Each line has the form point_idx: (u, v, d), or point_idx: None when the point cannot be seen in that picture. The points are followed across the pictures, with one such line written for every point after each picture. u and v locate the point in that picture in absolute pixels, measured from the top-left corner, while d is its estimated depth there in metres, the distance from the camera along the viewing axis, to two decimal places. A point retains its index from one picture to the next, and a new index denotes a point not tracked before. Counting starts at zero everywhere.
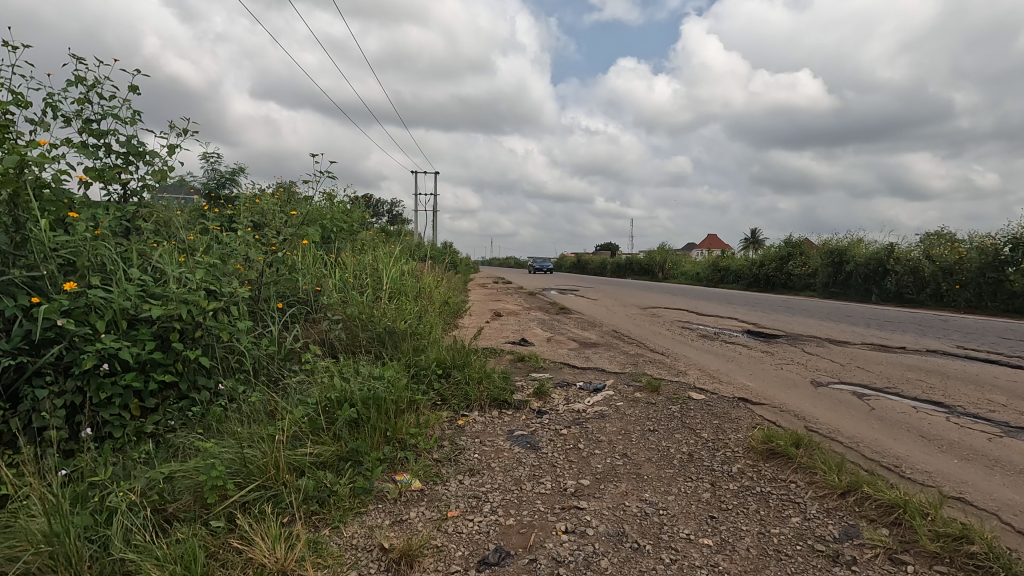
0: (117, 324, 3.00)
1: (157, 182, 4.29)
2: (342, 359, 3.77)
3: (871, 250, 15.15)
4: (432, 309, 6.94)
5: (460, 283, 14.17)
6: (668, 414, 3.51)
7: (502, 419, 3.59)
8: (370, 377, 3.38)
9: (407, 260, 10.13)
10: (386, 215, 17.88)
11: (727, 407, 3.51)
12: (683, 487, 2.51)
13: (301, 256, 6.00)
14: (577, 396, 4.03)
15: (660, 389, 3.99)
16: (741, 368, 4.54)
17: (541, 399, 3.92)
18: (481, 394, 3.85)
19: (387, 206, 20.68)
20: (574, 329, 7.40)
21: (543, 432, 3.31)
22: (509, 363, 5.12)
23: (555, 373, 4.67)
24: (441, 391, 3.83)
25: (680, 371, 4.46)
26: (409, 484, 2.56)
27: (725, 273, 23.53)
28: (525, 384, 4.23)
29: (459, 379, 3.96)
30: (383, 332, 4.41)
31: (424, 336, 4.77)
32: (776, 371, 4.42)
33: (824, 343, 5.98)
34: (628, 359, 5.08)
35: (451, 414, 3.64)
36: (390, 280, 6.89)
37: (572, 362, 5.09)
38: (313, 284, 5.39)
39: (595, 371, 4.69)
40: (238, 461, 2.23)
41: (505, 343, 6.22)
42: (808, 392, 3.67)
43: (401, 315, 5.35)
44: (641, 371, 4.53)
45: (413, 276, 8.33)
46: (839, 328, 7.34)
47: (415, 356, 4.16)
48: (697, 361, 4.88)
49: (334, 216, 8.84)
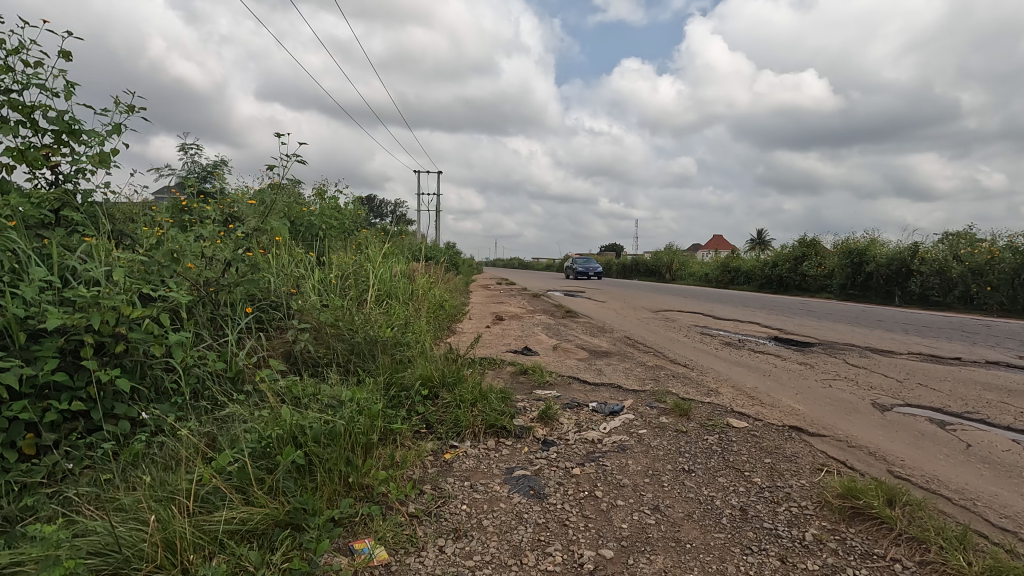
0: (10, 338, 2.37)
1: (98, 167, 3.63)
2: (304, 377, 3.11)
3: (893, 249, 14.40)
4: (426, 314, 6.28)
5: (461, 285, 13.52)
6: (704, 447, 2.83)
7: (500, 453, 2.92)
8: (333, 403, 2.71)
9: (404, 260, 9.48)
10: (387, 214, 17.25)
11: (778, 439, 2.83)
12: (741, 565, 1.84)
13: (278, 255, 5.34)
14: (590, 420, 3.36)
15: (690, 414, 3.32)
16: (782, 385, 3.86)
17: (547, 425, 3.25)
18: (475, 420, 3.18)
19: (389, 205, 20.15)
20: (582, 335, 6.72)
21: (550, 473, 2.64)
22: (510, 377, 4.45)
23: (563, 390, 4.00)
24: (426, 416, 3.16)
25: (711, 389, 3.77)
26: (371, 557, 1.90)
27: (735, 274, 22.81)
28: (529, 405, 3.56)
29: (449, 400, 3.29)
30: (359, 343, 3.74)
31: (411, 348, 4.10)
32: (825, 390, 3.72)
33: (866, 352, 5.29)
34: (647, 373, 4.40)
35: (437, 445, 2.98)
36: (379, 282, 6.22)
37: (582, 376, 4.42)
38: (287, 286, 4.73)
39: (610, 387, 4.02)
40: (120, 540, 1.60)
41: (506, 352, 5.55)
42: (874, 420, 2.99)
43: (386, 322, 4.67)
44: (665, 389, 3.86)
45: (409, 277, 7.67)
46: (875, 335, 6.63)
47: (397, 372, 3.49)
48: (727, 376, 4.19)
49: (323, 213, 8.18)
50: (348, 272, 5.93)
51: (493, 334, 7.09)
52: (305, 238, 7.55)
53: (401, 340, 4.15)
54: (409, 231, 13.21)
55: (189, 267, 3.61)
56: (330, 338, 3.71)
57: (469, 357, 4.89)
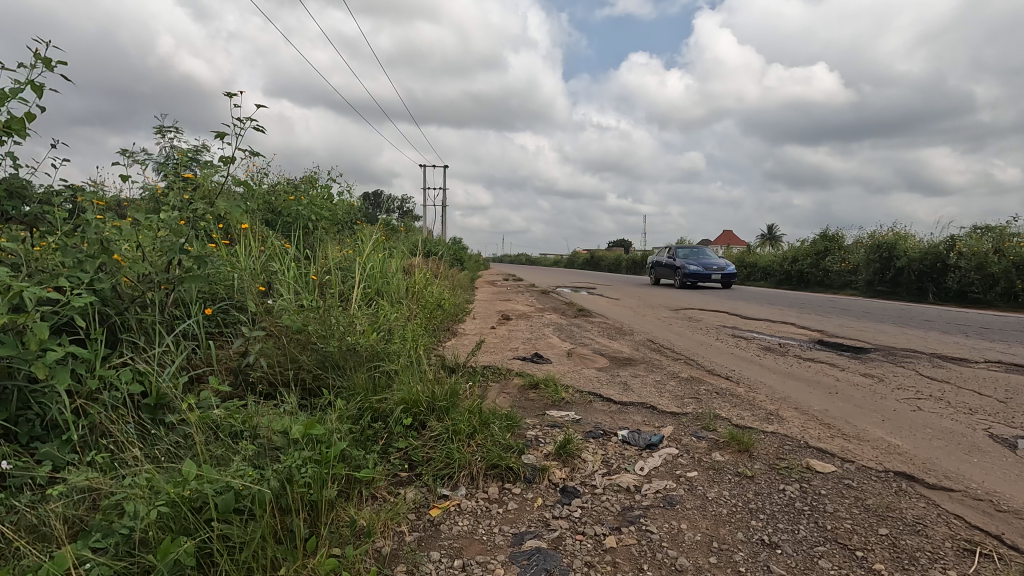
0: None
1: (10, 134, 2.93)
2: (246, 402, 2.41)
3: (927, 245, 13.52)
4: (422, 316, 5.53)
5: (466, 282, 12.79)
6: (784, 505, 2.06)
7: (506, 507, 2.18)
8: (270, 450, 1.99)
9: (402, 255, 8.75)
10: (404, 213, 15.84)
11: (887, 496, 2.06)
12: None
13: (245, 248, 4.60)
14: (622, 454, 2.61)
15: (752, 450, 2.55)
16: (858, 407, 3.08)
17: (566, 465, 2.49)
18: (472, 457, 2.43)
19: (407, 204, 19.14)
20: (598, 338, 5.93)
21: (576, 546, 1.89)
22: (518, 394, 3.69)
23: (583, 413, 3.25)
24: (409, 454, 2.42)
25: (772, 414, 3.00)
26: None
27: (752, 270, 21.95)
28: (542, 434, 2.80)
29: (440, 429, 2.54)
30: (326, 354, 3.00)
31: (396, 358, 3.34)
32: (918, 415, 2.94)
33: (936, 361, 4.50)
34: (684, 389, 3.63)
35: (421, 494, 2.23)
36: (368, 279, 5.47)
37: (605, 391, 3.67)
38: (251, 284, 4.00)
39: (641, 408, 3.26)
40: None
41: (513, 359, 4.78)
42: (1013, 467, 2.21)
43: (369, 327, 3.92)
44: (711, 411, 3.09)
45: (405, 273, 6.94)
46: (933, 338, 5.82)
47: (374, 393, 2.75)
48: (784, 393, 3.40)
49: (311, 201, 7.41)
50: (332, 267, 5.17)
51: (498, 336, 6.33)
52: (289, 230, 6.79)
53: (384, 347, 3.40)
54: (410, 225, 12.49)
55: (115, 260, 2.90)
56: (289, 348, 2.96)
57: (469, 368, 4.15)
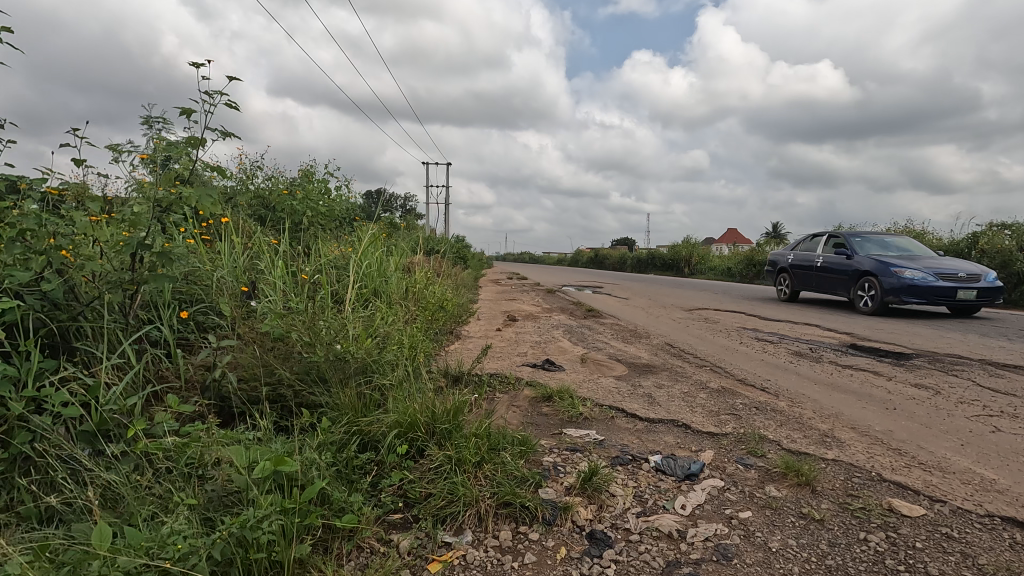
0: None
1: None
2: (208, 425, 2.03)
3: (947, 243, 13.05)
4: (422, 318, 5.13)
5: (469, 281, 12.39)
6: (873, 564, 1.64)
7: (523, 560, 1.76)
8: (228, 498, 1.62)
9: (402, 252, 8.35)
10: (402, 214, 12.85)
11: (1002, 554, 1.64)
12: None
13: (227, 246, 4.21)
14: (658, 487, 2.20)
15: (814, 483, 2.13)
16: (928, 428, 2.65)
17: (592, 503, 2.07)
18: (481, 491, 2.02)
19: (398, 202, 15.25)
20: (612, 342, 5.52)
21: None
22: (529, 410, 3.28)
23: (605, 432, 2.84)
24: (403, 489, 2.02)
25: (828, 437, 2.57)
26: None
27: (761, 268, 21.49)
28: (561, 461, 2.38)
29: (441, 458, 2.13)
30: (309, 364, 2.62)
31: (391, 369, 2.95)
32: (1000, 438, 2.51)
33: (990, 368, 4.07)
34: (718, 403, 3.21)
35: (418, 542, 1.82)
36: (364, 278, 5.07)
37: (628, 404, 3.26)
38: (230, 284, 3.63)
39: (672, 426, 2.85)
40: None
41: (521, 366, 4.37)
42: None
43: (362, 332, 3.52)
44: (755, 432, 2.67)
45: (405, 272, 6.54)
46: (975, 342, 5.39)
47: (365, 412, 2.35)
48: (836, 410, 2.97)
49: (306, 196, 7.02)
50: (325, 265, 4.78)
51: (504, 340, 5.91)
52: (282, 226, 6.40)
53: (377, 353, 2.99)
54: (412, 221, 12.09)
55: (67, 259, 2.54)
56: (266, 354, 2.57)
57: (474, 380, 3.76)
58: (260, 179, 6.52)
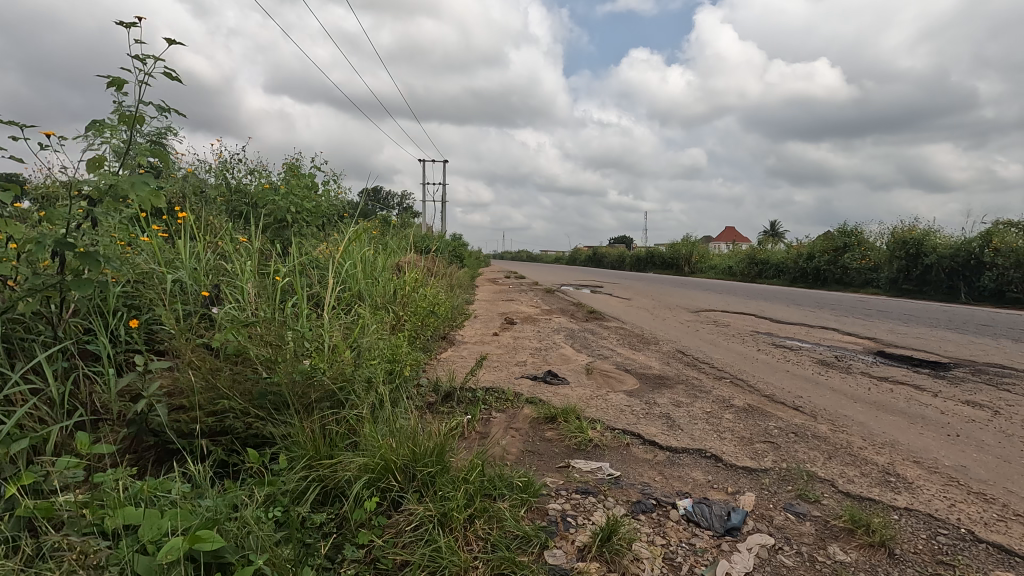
0: None
1: None
2: (125, 473, 1.63)
3: (959, 241, 12.65)
4: (412, 323, 4.71)
5: (465, 281, 11.94)
6: None
7: None
8: None
9: (394, 251, 7.91)
10: (387, 207, 11.49)
11: None
12: None
13: (190, 245, 3.78)
14: (694, 546, 1.77)
15: (891, 543, 1.70)
16: (1009, 462, 2.22)
17: (613, 571, 1.64)
18: (469, 557, 1.58)
19: (394, 199, 14.74)
20: (618, 349, 5.09)
21: None
22: (531, 435, 2.85)
23: (622, 466, 2.41)
24: (370, 556, 1.58)
25: (891, 476, 2.14)
26: None
27: (762, 266, 21.10)
28: (571, 510, 1.94)
29: (422, 514, 1.70)
30: (267, 384, 2.20)
31: (369, 389, 2.52)
32: None
33: None
34: (748, 427, 2.78)
35: None
36: (348, 279, 4.63)
37: (645, 428, 2.83)
38: (190, 286, 3.23)
39: (700, 459, 2.41)
40: None
41: (521, 379, 3.93)
42: None
43: (337, 342, 3.09)
44: (802, 468, 2.24)
45: (396, 272, 6.09)
46: (1011, 349, 4.98)
47: (332, 451, 1.93)
48: (891, 437, 2.54)
49: (289, 191, 6.56)
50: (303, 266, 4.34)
51: (502, 346, 5.48)
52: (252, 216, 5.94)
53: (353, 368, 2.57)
54: (404, 219, 11.62)
55: None
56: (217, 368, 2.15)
57: (470, 403, 3.35)
58: (237, 173, 6.09)
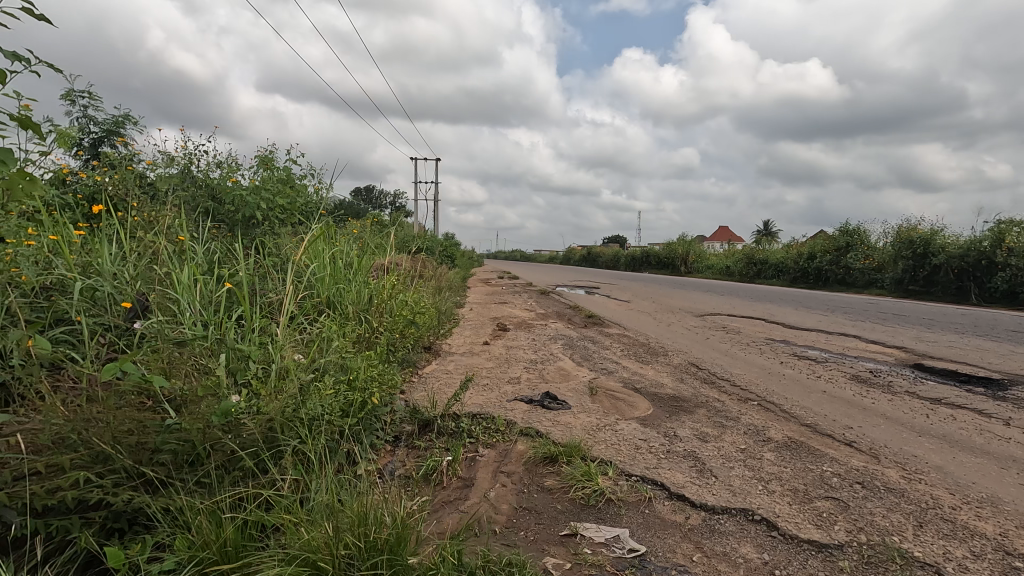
0: None
1: None
2: None
3: (969, 240, 12.20)
4: (390, 332, 4.13)
5: (456, 283, 11.36)
6: None
7: None
8: None
9: (377, 252, 7.33)
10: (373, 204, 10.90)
11: None
12: None
13: (118, 248, 3.20)
14: None
15: None
16: None
17: None
18: None
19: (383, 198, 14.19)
20: (624, 362, 4.54)
21: None
22: (525, 484, 2.28)
23: (646, 536, 1.85)
24: None
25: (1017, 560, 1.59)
26: None
27: (761, 266, 20.64)
28: None
29: None
30: (167, 432, 1.68)
31: (306, 441, 2.01)
32: None
33: None
34: (799, 474, 2.23)
35: None
36: (314, 285, 4.05)
37: (668, 474, 2.27)
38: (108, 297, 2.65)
39: (748, 525, 1.85)
40: None
41: (513, 403, 3.37)
42: None
43: (279, 368, 2.56)
44: (890, 545, 1.68)
45: (375, 275, 5.51)
46: None
47: (242, 553, 1.41)
48: (988, 493, 2.00)
49: (259, 187, 5.97)
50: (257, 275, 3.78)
51: (492, 358, 4.91)
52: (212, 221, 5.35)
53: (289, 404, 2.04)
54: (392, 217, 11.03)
55: None
56: (96, 412, 1.60)
57: (451, 441, 2.78)
58: (196, 167, 5.52)
